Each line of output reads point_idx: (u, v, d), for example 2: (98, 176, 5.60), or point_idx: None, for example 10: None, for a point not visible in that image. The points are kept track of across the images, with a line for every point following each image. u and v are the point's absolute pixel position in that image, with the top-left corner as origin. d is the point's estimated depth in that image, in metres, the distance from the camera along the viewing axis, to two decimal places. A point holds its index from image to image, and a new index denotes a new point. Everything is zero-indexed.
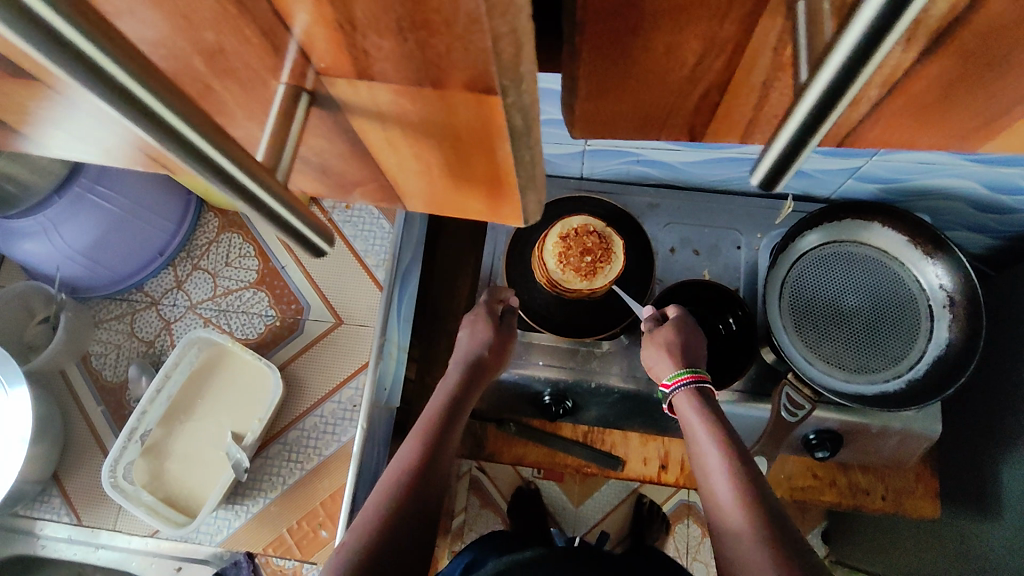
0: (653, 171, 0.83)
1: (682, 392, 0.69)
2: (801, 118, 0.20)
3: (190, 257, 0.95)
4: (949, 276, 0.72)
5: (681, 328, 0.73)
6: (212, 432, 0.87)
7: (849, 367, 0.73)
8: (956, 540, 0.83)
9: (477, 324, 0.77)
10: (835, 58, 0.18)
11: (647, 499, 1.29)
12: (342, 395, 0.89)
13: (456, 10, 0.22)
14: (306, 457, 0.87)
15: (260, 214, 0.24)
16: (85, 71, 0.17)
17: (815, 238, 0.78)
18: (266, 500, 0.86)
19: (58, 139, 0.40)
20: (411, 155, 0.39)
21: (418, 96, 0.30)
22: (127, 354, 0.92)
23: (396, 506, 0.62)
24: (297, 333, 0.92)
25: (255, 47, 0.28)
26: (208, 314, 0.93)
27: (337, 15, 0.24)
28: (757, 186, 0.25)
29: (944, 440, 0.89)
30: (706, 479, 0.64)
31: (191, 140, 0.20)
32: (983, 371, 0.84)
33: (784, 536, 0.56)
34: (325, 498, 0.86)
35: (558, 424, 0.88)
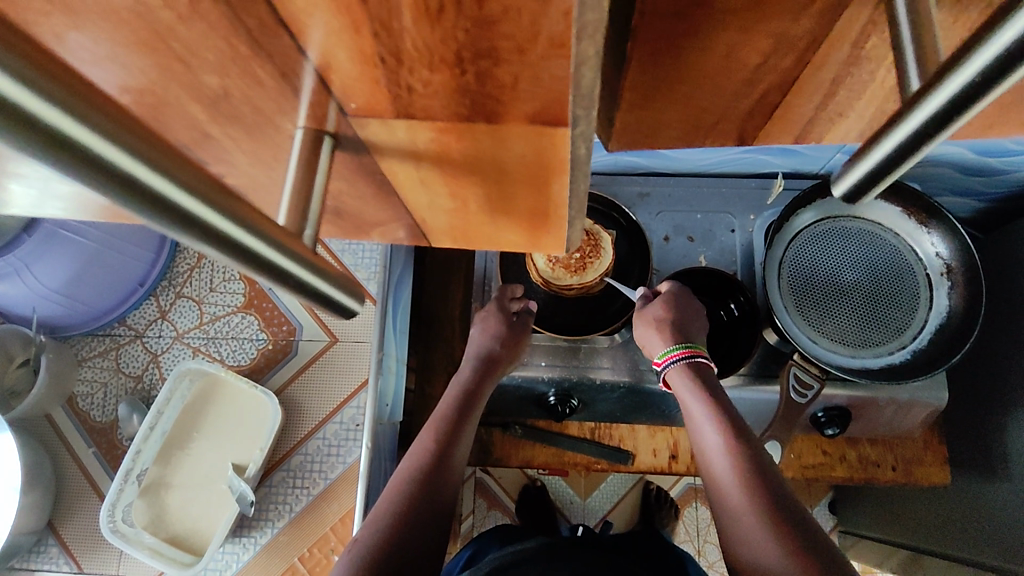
0: (642, 160, 0.82)
1: (675, 369, 0.68)
2: (909, 132, 0.20)
3: (172, 285, 0.93)
4: (946, 245, 0.72)
5: (671, 301, 0.71)
6: (212, 465, 0.84)
7: (853, 342, 0.73)
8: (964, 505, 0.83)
9: (489, 320, 0.75)
10: (962, 75, 0.18)
11: (653, 486, 1.28)
12: (344, 415, 0.87)
13: (536, 34, 0.20)
14: (312, 482, 0.85)
15: (289, 288, 0.20)
16: (87, 165, 0.13)
17: (810, 215, 0.77)
18: (274, 530, 0.84)
19: (22, 195, 0.36)
20: (447, 192, 0.36)
21: (467, 131, 0.28)
22: (115, 392, 0.89)
23: (401, 522, 0.61)
24: (291, 355, 0.90)
25: (271, 90, 0.25)
26: (197, 343, 0.90)
27: (380, 48, 0.22)
28: (839, 198, 0.25)
29: (949, 407, 0.89)
30: (708, 463, 0.63)
31: (212, 224, 0.16)
32: (985, 334, 0.84)
33: (791, 524, 0.55)
34: (335, 522, 0.84)
35: (564, 423, 0.86)
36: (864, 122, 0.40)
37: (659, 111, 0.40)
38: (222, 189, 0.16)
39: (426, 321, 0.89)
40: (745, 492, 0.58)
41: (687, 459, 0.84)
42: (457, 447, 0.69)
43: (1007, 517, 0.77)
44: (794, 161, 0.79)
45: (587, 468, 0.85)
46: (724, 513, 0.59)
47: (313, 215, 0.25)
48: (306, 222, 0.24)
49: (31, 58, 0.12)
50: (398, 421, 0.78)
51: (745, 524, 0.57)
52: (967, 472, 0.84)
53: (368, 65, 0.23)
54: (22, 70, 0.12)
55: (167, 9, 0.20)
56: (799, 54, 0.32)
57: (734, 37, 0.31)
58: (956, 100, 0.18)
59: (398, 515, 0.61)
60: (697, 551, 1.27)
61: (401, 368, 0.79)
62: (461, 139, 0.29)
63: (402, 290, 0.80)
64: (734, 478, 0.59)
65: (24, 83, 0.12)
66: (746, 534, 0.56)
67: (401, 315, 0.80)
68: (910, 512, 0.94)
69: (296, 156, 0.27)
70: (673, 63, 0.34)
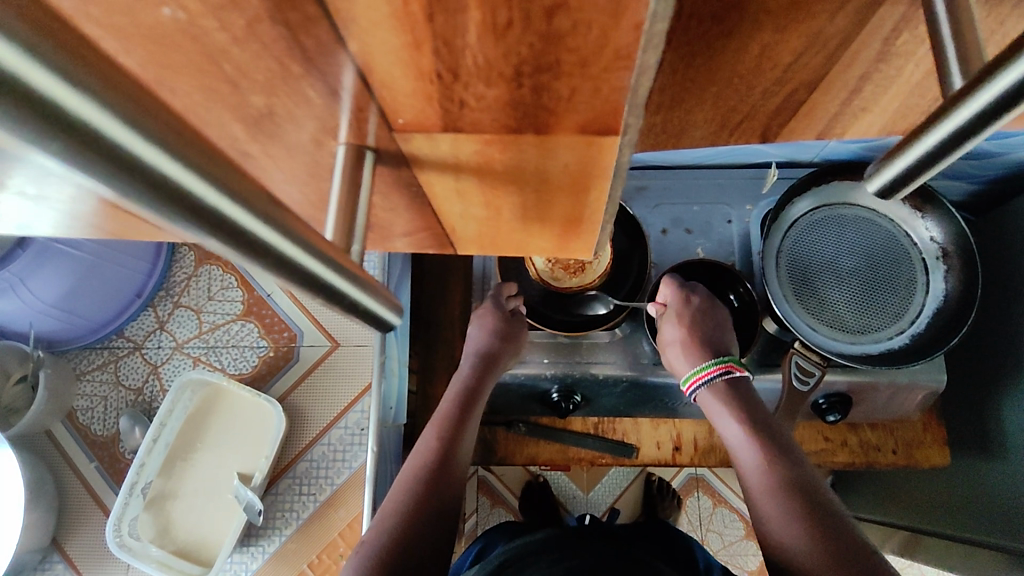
0: (643, 159, 0.81)
1: (704, 393, 0.70)
2: (952, 129, 0.20)
3: (170, 295, 0.92)
4: (940, 230, 0.73)
5: (682, 314, 0.72)
6: (217, 475, 0.84)
7: (852, 328, 0.73)
8: (964, 486, 0.84)
9: (486, 317, 0.75)
10: (1014, 71, 0.18)
11: (655, 478, 1.29)
12: (348, 420, 0.87)
13: (604, 47, 0.20)
14: (318, 488, 0.85)
15: (339, 307, 0.20)
16: (177, 201, 0.13)
17: (805, 204, 0.77)
18: (282, 538, 0.83)
19: (27, 212, 0.35)
20: (477, 202, 0.36)
21: (511, 143, 0.28)
22: (116, 405, 0.88)
23: (405, 522, 0.61)
24: (292, 362, 0.90)
25: (316, 108, 0.24)
26: (197, 352, 0.90)
27: (438, 65, 0.22)
28: (872, 194, 0.25)
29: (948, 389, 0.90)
30: (743, 476, 0.64)
31: (281, 250, 0.16)
32: (982, 317, 0.85)
33: (825, 526, 0.56)
34: (343, 528, 0.84)
35: (568, 419, 0.86)
36: (882, 116, 0.41)
37: (689, 114, 0.40)
38: (286, 214, 0.17)
39: (427, 323, 0.89)
40: (778, 497, 0.59)
41: (691, 450, 0.85)
42: (460, 445, 0.69)
43: (1008, 496, 0.78)
44: (789, 152, 0.78)
45: (592, 463, 0.85)
46: (758, 519, 0.60)
47: (360, 231, 0.26)
48: (353, 240, 0.25)
49: (130, 96, 0.12)
50: (401, 424, 0.78)
51: (778, 527, 0.57)
52: (967, 454, 0.85)
53: (422, 82, 0.23)
54: (131, 113, 0.12)
55: (223, 31, 0.19)
56: (832, 51, 0.33)
57: (769, 37, 0.31)
58: (1005, 96, 0.19)
59: (405, 515, 0.61)
60: (700, 540, 1.27)
61: (404, 371, 0.78)
62: (506, 150, 0.29)
63: (402, 292, 0.79)
64: (766, 485, 0.60)
65: (131, 125, 0.12)
66: (780, 537, 0.57)
67: (405, 318, 0.80)
68: (910, 495, 0.95)
69: (339, 174, 0.27)
70: (700, 63, 0.34)
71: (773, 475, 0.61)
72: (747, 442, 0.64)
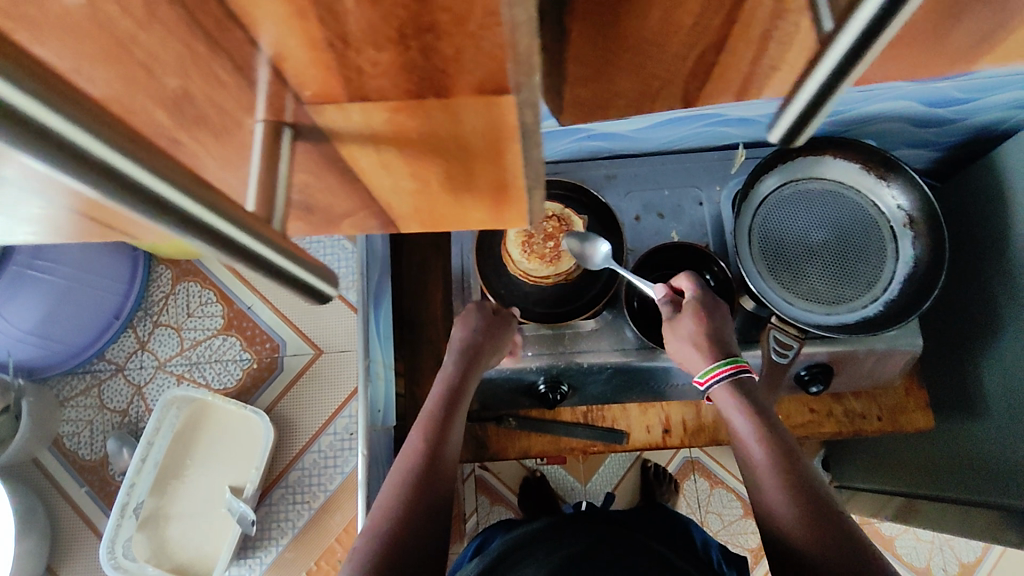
0: (607, 144, 0.82)
1: (719, 388, 0.65)
2: (832, 67, 0.21)
3: (149, 314, 0.92)
4: (906, 197, 0.75)
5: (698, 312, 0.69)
6: (209, 490, 0.84)
7: (827, 300, 0.75)
8: (951, 445, 0.87)
9: (468, 315, 0.75)
10: (869, 5, 0.19)
11: (651, 464, 1.31)
12: (337, 425, 0.87)
13: (475, 5, 0.21)
14: (311, 496, 0.85)
15: (264, 274, 0.20)
16: (64, 153, 0.14)
17: (773, 180, 0.79)
18: (279, 547, 0.83)
19: None
20: (419, 182, 0.37)
21: (425, 116, 0.28)
22: (102, 428, 0.88)
23: (394, 527, 0.60)
24: (277, 372, 0.90)
25: (227, 85, 0.25)
26: (180, 370, 0.90)
27: (327, 32, 0.22)
28: (775, 142, 0.26)
29: (930, 357, 0.93)
30: (747, 471, 0.63)
31: (182, 207, 0.16)
32: (964, 285, 0.87)
33: (830, 527, 0.55)
34: (340, 533, 0.84)
35: (557, 410, 0.86)
36: None
37: (612, 85, 0.41)
38: (191, 176, 0.17)
39: (409, 324, 0.90)
40: (784, 498, 0.58)
41: (680, 431, 0.85)
42: (448, 441, 0.68)
43: (992, 453, 0.81)
44: (754, 129, 0.80)
45: (583, 451, 0.86)
46: (767, 521, 0.59)
47: (281, 209, 0.25)
48: (276, 215, 0.24)
49: None
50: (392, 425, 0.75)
51: (785, 530, 0.56)
52: (952, 415, 0.88)
53: (316, 51, 0.23)
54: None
55: (126, 17, 0.21)
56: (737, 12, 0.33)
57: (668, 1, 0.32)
58: (868, 31, 0.19)
59: (395, 520, 0.61)
60: (700, 522, 1.29)
61: (391, 373, 0.76)
62: (420, 122, 0.29)
63: (383, 296, 0.77)
64: (773, 485, 0.59)
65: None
66: (789, 542, 0.56)
67: (390, 320, 0.78)
68: (900, 459, 0.97)
69: (257, 152, 0.27)
70: (607, 33, 0.35)
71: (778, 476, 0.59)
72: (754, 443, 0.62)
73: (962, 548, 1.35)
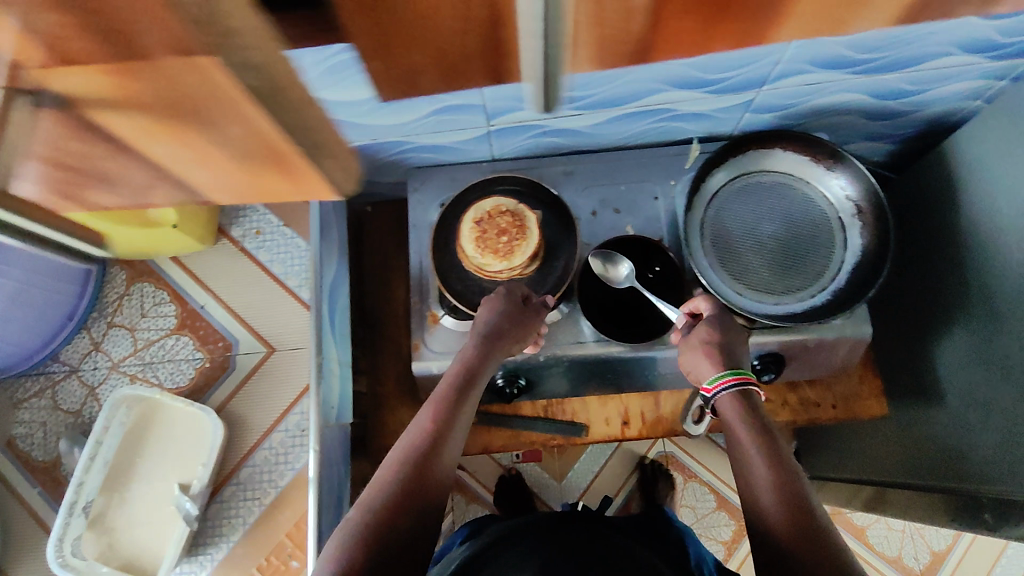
0: (563, 140, 0.83)
1: (725, 397, 0.63)
2: None
3: (103, 315, 0.91)
4: (852, 186, 0.76)
5: (722, 328, 0.69)
6: (159, 488, 0.84)
7: (777, 290, 0.76)
8: (913, 430, 0.90)
9: (496, 301, 0.71)
10: None
11: (649, 460, 1.32)
12: (289, 422, 0.87)
13: None
14: (262, 492, 0.85)
15: None
16: None
17: (723, 176, 0.80)
18: (230, 543, 0.83)
19: None
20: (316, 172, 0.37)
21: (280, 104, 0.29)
22: (54, 430, 0.88)
23: (389, 503, 0.55)
24: (228, 372, 0.89)
25: None
26: (133, 370, 0.89)
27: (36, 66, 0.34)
28: None
29: (893, 348, 0.95)
30: (744, 485, 0.58)
31: None
32: (917, 274, 0.89)
33: (818, 534, 0.51)
34: (290, 529, 0.84)
35: (516, 404, 0.87)
36: None
37: (406, 54, 0.44)
38: None
39: (371, 323, 0.90)
40: (783, 515, 0.53)
41: (639, 423, 0.87)
42: (457, 427, 0.62)
43: (947, 436, 0.83)
44: (707, 122, 0.82)
45: (543, 445, 0.87)
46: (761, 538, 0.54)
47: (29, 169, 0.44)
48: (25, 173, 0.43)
49: None
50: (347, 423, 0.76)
51: (772, 530, 0.53)
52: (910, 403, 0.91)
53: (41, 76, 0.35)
54: None
55: None
56: None
57: None
58: None
59: (392, 499, 0.55)
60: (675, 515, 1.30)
61: (345, 371, 0.77)
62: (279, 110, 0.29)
63: (339, 293, 0.78)
64: (771, 501, 0.54)
65: None
66: (774, 540, 0.52)
67: (345, 317, 0.79)
68: (863, 441, 0.98)
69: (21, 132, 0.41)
70: None
71: (768, 481, 0.56)
72: (748, 452, 0.59)
73: (933, 537, 1.36)
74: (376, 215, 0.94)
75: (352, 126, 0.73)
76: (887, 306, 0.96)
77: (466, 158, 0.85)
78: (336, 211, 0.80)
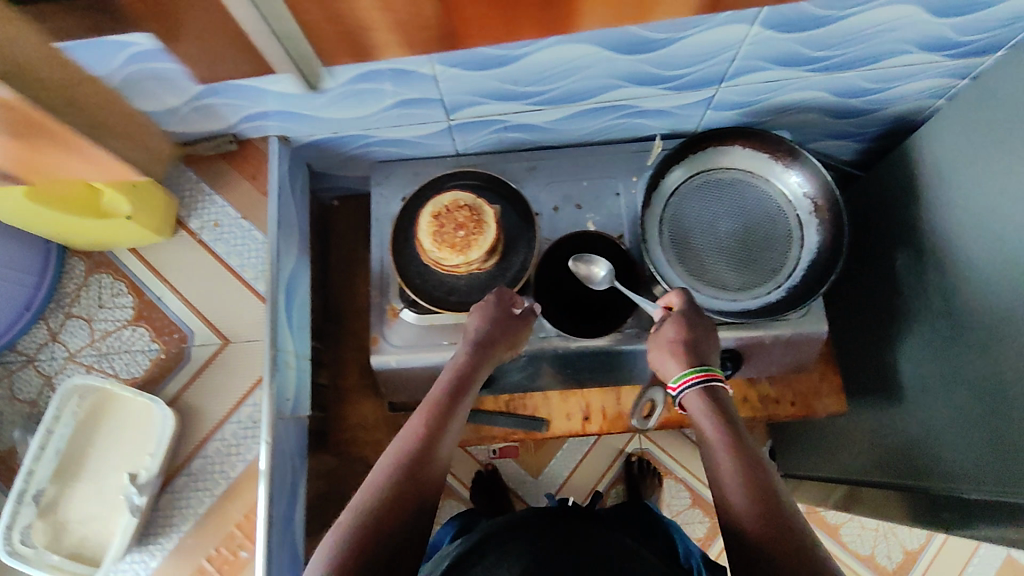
0: (526, 135, 0.83)
1: (690, 394, 0.63)
2: None
3: (60, 305, 0.84)
4: (810, 183, 0.76)
5: (692, 324, 0.67)
6: (110, 479, 0.80)
7: (733, 286, 0.76)
8: (882, 431, 0.90)
9: (485, 308, 0.69)
10: None
11: (636, 458, 1.34)
12: (242, 413, 0.82)
13: None
14: (213, 482, 0.81)
15: None
16: None
17: (681, 173, 0.80)
18: (180, 533, 0.80)
19: None
20: None
21: None
22: (7, 421, 0.84)
23: (377, 518, 0.53)
24: (184, 364, 0.84)
25: None
26: (89, 361, 0.84)
27: None
28: None
29: (860, 346, 0.95)
30: (714, 481, 0.58)
31: None
32: (882, 273, 0.89)
33: (786, 534, 0.51)
34: (240, 519, 0.81)
35: (479, 399, 0.88)
36: None
37: None
38: None
39: (334, 315, 0.93)
40: (756, 514, 0.53)
41: (599, 418, 0.87)
42: (448, 438, 0.60)
43: (911, 433, 0.83)
44: (669, 120, 0.82)
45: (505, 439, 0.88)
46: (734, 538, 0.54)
47: None
48: None
49: None
50: (303, 416, 0.77)
51: (743, 533, 0.53)
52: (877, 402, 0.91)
53: None
54: None
55: None
56: None
57: None
58: None
59: (380, 512, 0.53)
60: None
61: (301, 364, 0.77)
62: None
63: (297, 288, 0.78)
64: (743, 499, 0.54)
65: None
66: (745, 544, 0.52)
67: (303, 310, 0.79)
68: (843, 438, 0.99)
69: None
70: None
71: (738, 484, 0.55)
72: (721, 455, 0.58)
73: (907, 536, 1.36)
74: (342, 211, 0.95)
75: (309, 118, 0.73)
76: (854, 305, 0.96)
77: (430, 152, 0.85)
78: (299, 203, 0.81)
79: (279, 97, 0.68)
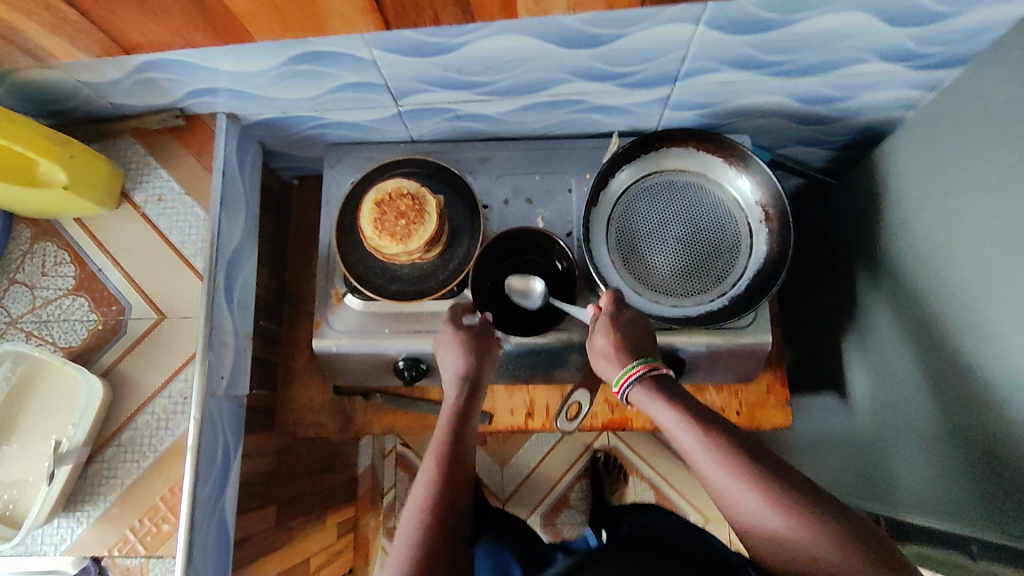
0: (480, 125, 0.82)
1: (635, 388, 0.61)
2: None
3: (4, 270, 0.76)
4: (761, 190, 0.75)
5: (621, 328, 0.65)
6: (29, 453, 0.69)
7: (675, 292, 0.75)
8: (850, 448, 0.88)
9: (460, 341, 0.69)
10: None
11: (602, 454, 1.34)
12: (172, 389, 0.72)
13: None
14: (140, 455, 0.70)
15: None
16: None
17: (631, 173, 0.78)
18: (105, 504, 0.69)
19: None
20: None
21: None
22: None
23: None
24: (119, 337, 0.73)
25: None
26: (28, 327, 0.74)
27: None
28: None
29: (822, 359, 0.94)
30: (689, 460, 0.56)
31: None
32: (843, 286, 0.87)
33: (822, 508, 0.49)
34: (164, 493, 0.69)
35: (422, 389, 0.88)
36: None
37: None
38: None
39: (289, 298, 0.93)
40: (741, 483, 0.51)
41: (542, 415, 0.87)
42: (461, 473, 0.59)
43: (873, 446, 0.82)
44: (625, 117, 0.81)
45: None
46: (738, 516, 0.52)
47: None
48: None
49: None
50: (240, 396, 0.77)
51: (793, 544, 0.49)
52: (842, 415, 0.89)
53: None
54: None
55: None
56: None
57: None
58: None
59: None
60: None
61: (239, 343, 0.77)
62: None
63: (239, 268, 0.78)
64: (722, 470, 0.52)
65: None
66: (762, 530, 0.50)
67: (244, 289, 0.79)
68: (822, 454, 0.97)
69: None
70: None
71: (824, 528, 0.48)
72: (769, 499, 0.50)
73: None
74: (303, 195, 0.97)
75: (255, 98, 0.73)
76: (817, 315, 0.95)
77: (384, 137, 0.84)
78: (248, 182, 0.81)
79: (222, 75, 0.67)
